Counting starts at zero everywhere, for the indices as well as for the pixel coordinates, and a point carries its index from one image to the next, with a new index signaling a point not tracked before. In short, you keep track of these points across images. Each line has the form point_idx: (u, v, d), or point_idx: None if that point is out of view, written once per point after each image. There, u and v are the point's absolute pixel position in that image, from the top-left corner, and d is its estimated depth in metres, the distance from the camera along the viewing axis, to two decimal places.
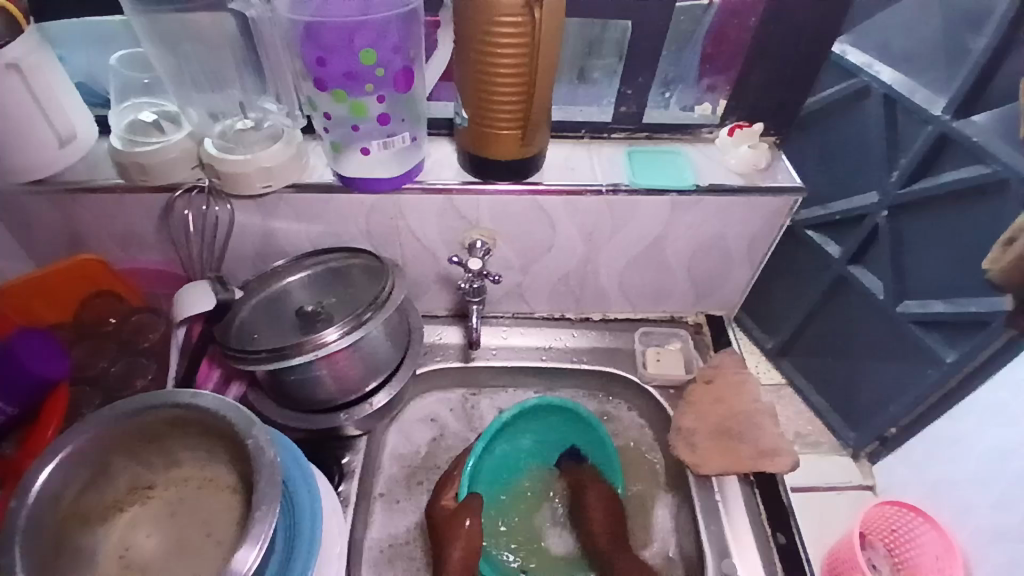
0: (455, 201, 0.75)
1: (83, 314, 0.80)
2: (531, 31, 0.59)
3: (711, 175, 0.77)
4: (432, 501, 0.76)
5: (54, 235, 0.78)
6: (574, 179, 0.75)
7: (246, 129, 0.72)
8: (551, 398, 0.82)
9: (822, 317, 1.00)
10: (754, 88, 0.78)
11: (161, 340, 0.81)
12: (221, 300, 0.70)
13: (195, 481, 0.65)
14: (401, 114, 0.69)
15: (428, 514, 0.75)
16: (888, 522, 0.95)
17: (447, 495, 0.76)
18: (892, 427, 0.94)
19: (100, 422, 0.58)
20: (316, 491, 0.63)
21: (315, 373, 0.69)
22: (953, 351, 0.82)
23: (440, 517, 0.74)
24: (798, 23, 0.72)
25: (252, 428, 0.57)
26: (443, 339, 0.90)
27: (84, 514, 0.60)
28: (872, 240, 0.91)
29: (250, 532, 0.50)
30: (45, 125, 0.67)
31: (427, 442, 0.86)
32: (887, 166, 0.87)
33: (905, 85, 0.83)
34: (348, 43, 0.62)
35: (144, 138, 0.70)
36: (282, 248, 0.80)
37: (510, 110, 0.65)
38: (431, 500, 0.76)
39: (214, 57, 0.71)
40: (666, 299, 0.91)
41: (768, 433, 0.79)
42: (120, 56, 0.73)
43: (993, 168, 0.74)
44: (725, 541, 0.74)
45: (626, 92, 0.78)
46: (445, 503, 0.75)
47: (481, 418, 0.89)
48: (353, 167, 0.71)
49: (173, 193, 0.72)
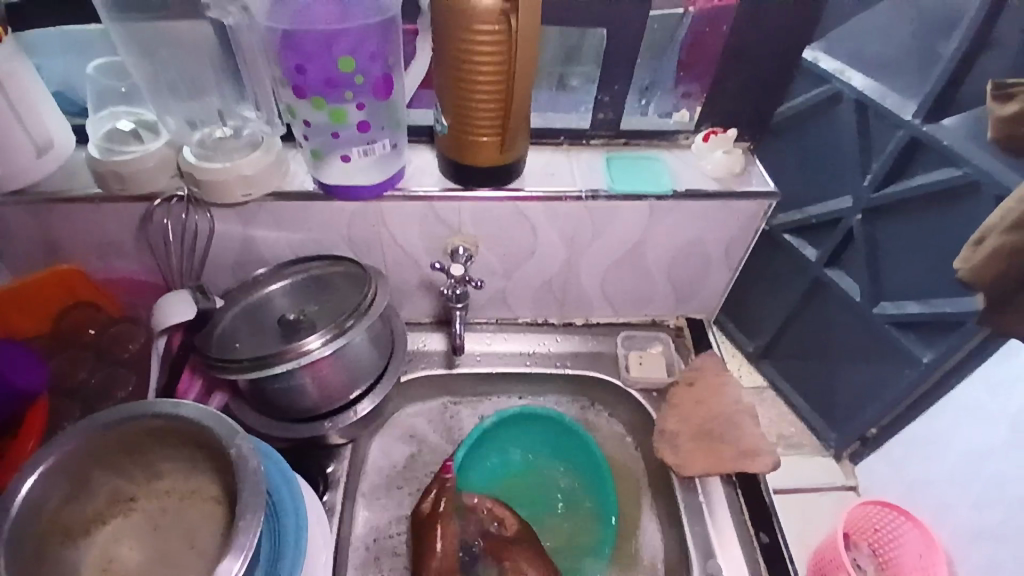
0: (437, 208, 0.75)
1: (63, 323, 0.79)
2: (509, 38, 0.60)
3: (688, 180, 0.79)
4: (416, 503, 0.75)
5: (30, 245, 0.77)
6: (554, 185, 0.76)
7: (226, 138, 0.72)
8: (532, 407, 0.84)
9: (800, 320, 1.02)
10: (728, 94, 0.80)
11: (141, 349, 0.79)
12: (202, 308, 0.71)
13: (178, 493, 0.64)
14: (382, 122, 0.69)
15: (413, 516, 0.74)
16: (872, 522, 0.97)
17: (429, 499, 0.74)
18: (872, 427, 0.95)
19: (82, 434, 0.57)
20: (302, 504, 0.62)
21: (297, 380, 0.69)
22: (929, 351, 0.84)
23: (422, 523, 0.73)
24: (771, 31, 0.74)
25: (235, 436, 0.57)
26: (426, 346, 0.90)
27: (65, 528, 0.59)
28: (849, 242, 0.92)
29: (231, 544, 0.49)
30: (23, 134, 0.67)
31: (402, 461, 0.85)
32: (860, 170, 0.89)
33: (877, 92, 0.85)
34: (327, 51, 0.62)
35: (122, 146, 0.70)
36: (262, 256, 0.80)
37: (490, 116, 0.66)
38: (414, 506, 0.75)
39: (192, 65, 0.71)
40: (647, 303, 0.92)
41: (747, 433, 0.80)
42: (97, 64, 0.72)
43: (963, 172, 0.76)
44: (711, 542, 0.75)
45: (604, 99, 0.79)
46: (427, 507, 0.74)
47: (460, 430, 0.88)
48: (334, 174, 0.71)
49: (151, 202, 0.72)
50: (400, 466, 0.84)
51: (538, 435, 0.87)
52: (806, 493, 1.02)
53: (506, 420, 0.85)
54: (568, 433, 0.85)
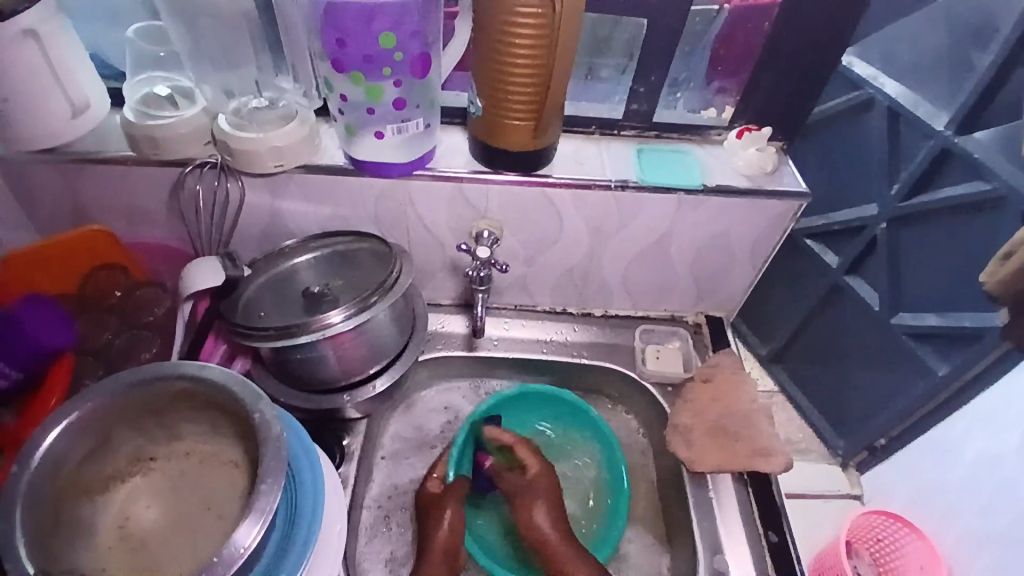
0: (465, 190, 0.75)
1: (86, 287, 0.80)
2: (551, 23, 0.59)
3: (718, 176, 0.78)
4: (419, 485, 0.77)
5: (60, 205, 0.78)
6: (583, 174, 0.76)
7: (261, 107, 0.71)
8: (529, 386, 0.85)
9: (816, 326, 1.02)
10: (763, 93, 0.79)
11: (167, 315, 0.81)
12: (230, 276, 0.70)
13: (196, 456, 0.65)
14: (417, 101, 0.69)
15: (415, 498, 0.76)
16: (875, 531, 0.97)
17: (435, 478, 0.76)
18: (880, 439, 0.96)
19: (106, 391, 0.58)
20: (320, 500, 0.61)
21: (319, 352, 0.70)
22: (945, 364, 0.84)
23: (426, 500, 0.74)
24: (808, 32, 0.73)
25: (259, 402, 0.57)
26: (446, 328, 0.90)
27: (85, 485, 0.60)
28: (870, 251, 0.92)
29: (252, 508, 0.50)
30: (59, 94, 0.67)
31: (439, 426, 0.87)
32: (888, 178, 0.88)
33: (910, 99, 0.84)
34: (367, 27, 0.62)
35: (157, 111, 0.70)
36: (289, 229, 0.80)
37: (523, 101, 0.66)
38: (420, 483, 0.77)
39: (230, 37, 0.71)
40: (667, 298, 0.92)
41: (762, 433, 0.80)
42: (137, 28, 0.72)
43: (992, 185, 0.75)
44: (717, 537, 0.75)
45: (637, 90, 0.79)
46: (433, 484, 0.76)
47: None
48: (366, 150, 0.71)
49: (184, 168, 0.72)
50: (439, 428, 0.87)
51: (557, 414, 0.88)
52: (810, 498, 1.02)
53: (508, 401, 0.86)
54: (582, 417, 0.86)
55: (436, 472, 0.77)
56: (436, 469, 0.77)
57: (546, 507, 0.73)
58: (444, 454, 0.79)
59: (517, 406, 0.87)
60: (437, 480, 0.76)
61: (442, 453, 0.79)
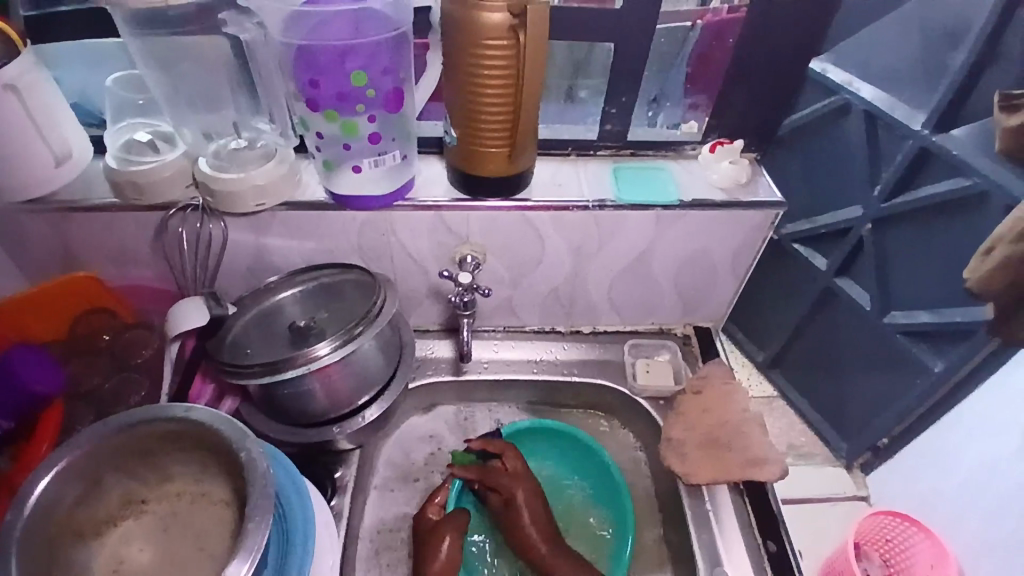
0: (445, 217, 0.76)
1: (76, 330, 0.81)
2: (517, 53, 0.61)
3: (695, 190, 0.79)
4: (417, 512, 0.76)
5: (49, 251, 0.79)
6: (561, 196, 0.77)
7: (240, 149, 0.73)
8: (540, 422, 0.85)
9: (809, 332, 1.02)
10: (735, 105, 0.81)
11: (155, 355, 0.81)
12: (215, 315, 0.71)
13: (188, 496, 0.65)
14: (392, 134, 0.71)
15: (414, 523, 0.75)
16: (881, 532, 0.97)
17: (434, 506, 0.76)
18: (883, 438, 0.97)
19: (94, 436, 0.58)
20: (310, 544, 0.60)
21: (307, 386, 0.70)
22: (940, 361, 0.84)
23: (424, 528, 0.74)
24: (775, 45, 0.75)
25: (246, 440, 0.58)
26: (435, 353, 0.91)
27: (77, 530, 0.61)
28: (857, 253, 0.93)
29: (241, 547, 0.50)
30: (41, 143, 0.68)
31: (431, 456, 0.87)
32: (869, 181, 0.89)
33: (886, 102, 0.85)
34: (340, 66, 0.64)
35: (139, 157, 0.72)
36: (274, 264, 0.81)
37: (497, 129, 0.67)
38: (418, 511, 0.76)
39: (209, 80, 0.73)
40: (654, 311, 0.92)
41: (756, 442, 0.80)
42: (116, 77, 0.74)
43: (973, 181, 0.76)
44: (717, 550, 0.75)
45: (610, 110, 0.80)
46: (431, 515, 0.75)
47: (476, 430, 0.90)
48: (345, 184, 0.72)
49: (168, 211, 0.74)
50: (423, 459, 0.87)
51: (569, 453, 0.86)
52: (813, 503, 1.02)
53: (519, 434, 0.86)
54: (592, 457, 0.84)
55: (437, 498, 0.76)
56: (437, 495, 0.76)
57: (532, 528, 0.73)
58: (447, 481, 0.78)
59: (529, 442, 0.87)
60: (437, 506, 0.76)
61: (446, 479, 0.79)
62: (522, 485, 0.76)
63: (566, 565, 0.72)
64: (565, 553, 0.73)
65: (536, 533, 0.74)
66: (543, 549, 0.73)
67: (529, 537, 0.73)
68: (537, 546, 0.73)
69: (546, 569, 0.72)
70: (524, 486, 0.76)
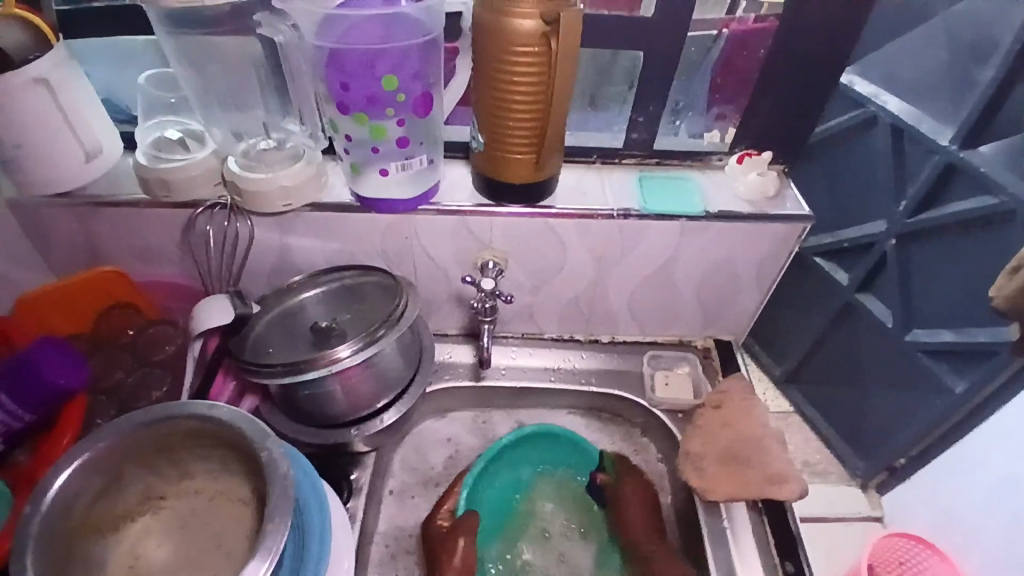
0: (469, 223, 0.76)
1: (99, 326, 0.81)
2: (548, 60, 0.61)
3: (720, 201, 0.79)
4: (427, 518, 0.76)
5: (75, 245, 0.80)
6: (585, 203, 0.77)
7: (269, 149, 0.74)
8: (565, 432, 0.83)
9: (829, 346, 1.01)
10: (763, 115, 0.80)
11: (177, 352, 0.82)
12: (239, 314, 0.71)
13: (207, 494, 0.65)
14: (420, 138, 0.71)
15: (423, 532, 0.75)
16: (897, 553, 0.93)
17: (444, 513, 0.76)
18: (900, 458, 0.94)
19: (115, 432, 0.59)
20: (326, 555, 0.60)
21: (327, 387, 0.70)
22: (962, 381, 0.83)
23: (434, 538, 0.73)
24: (801, 57, 0.74)
25: (267, 440, 0.58)
26: (453, 358, 0.90)
27: (96, 524, 0.61)
28: (880, 269, 0.92)
29: (260, 546, 0.50)
30: (71, 138, 0.70)
31: (440, 461, 0.87)
32: (895, 196, 0.88)
33: (912, 116, 0.84)
34: (371, 70, 0.64)
35: (169, 154, 0.73)
36: (297, 264, 0.81)
37: (524, 135, 0.67)
38: (427, 517, 0.76)
39: (239, 81, 0.73)
40: (675, 322, 0.92)
41: (777, 458, 0.79)
42: (150, 75, 0.75)
43: (1000, 200, 0.75)
44: (733, 566, 0.74)
45: (637, 119, 0.80)
46: (441, 522, 0.75)
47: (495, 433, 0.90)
48: (371, 187, 0.73)
49: (195, 209, 0.74)
50: (441, 463, 0.86)
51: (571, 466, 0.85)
52: (830, 522, 1.00)
53: (524, 438, 0.83)
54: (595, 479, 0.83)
55: (447, 504, 0.77)
56: (446, 501, 0.77)
57: (636, 517, 0.77)
58: (457, 484, 0.78)
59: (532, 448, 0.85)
60: (447, 513, 0.76)
61: (455, 483, 0.78)
62: (631, 478, 0.80)
63: (660, 549, 0.74)
64: (657, 537, 0.76)
65: (638, 519, 0.77)
66: (639, 533, 0.76)
67: (631, 524, 0.77)
68: (639, 538, 0.76)
69: (637, 545, 0.76)
70: (629, 479, 0.79)
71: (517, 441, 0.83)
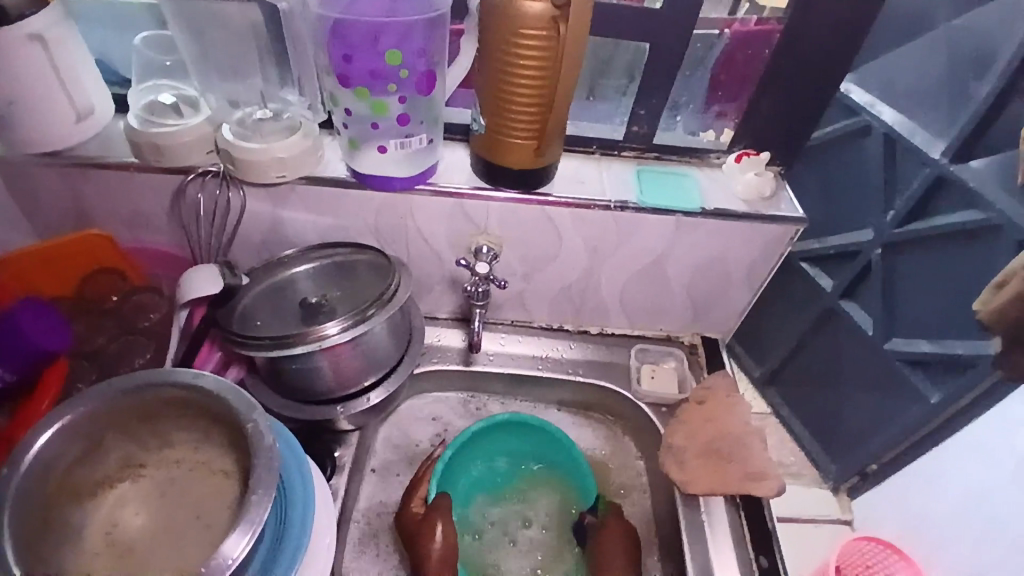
0: (465, 206, 0.76)
1: (84, 289, 0.80)
2: (556, 45, 0.60)
3: (716, 198, 0.79)
4: (401, 506, 0.76)
5: (60, 208, 0.78)
6: (583, 193, 0.77)
7: (266, 119, 0.72)
8: (556, 431, 0.82)
9: (809, 349, 1.02)
10: (763, 116, 0.80)
11: (163, 321, 0.81)
12: (228, 284, 0.69)
13: (187, 464, 0.64)
14: (420, 117, 0.70)
15: (398, 521, 0.75)
16: (865, 557, 0.91)
17: (417, 501, 0.76)
18: (872, 463, 0.95)
19: (97, 397, 0.58)
20: (306, 532, 0.59)
21: (314, 363, 0.70)
22: (938, 391, 0.84)
23: (409, 526, 0.73)
24: (804, 63, 0.75)
25: (252, 412, 0.57)
26: (442, 342, 0.90)
27: (74, 488, 0.60)
28: (863, 276, 0.93)
29: (243, 517, 0.50)
30: (64, 97, 0.68)
31: (428, 436, 0.87)
32: (883, 206, 0.90)
33: (907, 127, 0.86)
34: (374, 44, 0.64)
35: (162, 119, 0.71)
36: (288, 238, 0.80)
37: (525, 120, 0.66)
38: (403, 503, 0.76)
39: (238, 47, 0.72)
40: (663, 317, 0.92)
41: (756, 455, 0.79)
42: (146, 36, 0.74)
43: (986, 215, 0.76)
44: (708, 558, 0.75)
45: (638, 112, 0.80)
46: (415, 510, 0.75)
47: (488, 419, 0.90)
48: (367, 163, 0.72)
49: (186, 176, 0.73)
50: (427, 439, 0.87)
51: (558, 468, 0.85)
52: (801, 522, 1.02)
53: (498, 427, 0.83)
54: (582, 487, 0.82)
55: (419, 491, 0.76)
56: (418, 488, 0.77)
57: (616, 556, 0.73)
58: (427, 472, 0.78)
59: (515, 441, 0.85)
60: (420, 501, 0.76)
61: (426, 470, 0.78)
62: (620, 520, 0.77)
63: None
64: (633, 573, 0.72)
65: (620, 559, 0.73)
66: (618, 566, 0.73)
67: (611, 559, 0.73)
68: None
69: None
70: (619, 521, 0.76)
71: (486, 430, 0.83)
